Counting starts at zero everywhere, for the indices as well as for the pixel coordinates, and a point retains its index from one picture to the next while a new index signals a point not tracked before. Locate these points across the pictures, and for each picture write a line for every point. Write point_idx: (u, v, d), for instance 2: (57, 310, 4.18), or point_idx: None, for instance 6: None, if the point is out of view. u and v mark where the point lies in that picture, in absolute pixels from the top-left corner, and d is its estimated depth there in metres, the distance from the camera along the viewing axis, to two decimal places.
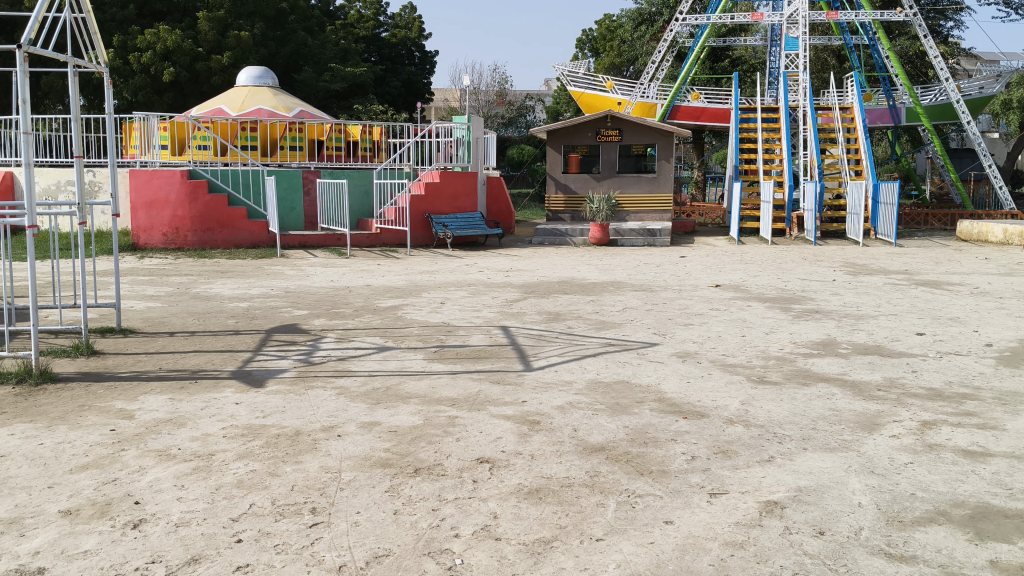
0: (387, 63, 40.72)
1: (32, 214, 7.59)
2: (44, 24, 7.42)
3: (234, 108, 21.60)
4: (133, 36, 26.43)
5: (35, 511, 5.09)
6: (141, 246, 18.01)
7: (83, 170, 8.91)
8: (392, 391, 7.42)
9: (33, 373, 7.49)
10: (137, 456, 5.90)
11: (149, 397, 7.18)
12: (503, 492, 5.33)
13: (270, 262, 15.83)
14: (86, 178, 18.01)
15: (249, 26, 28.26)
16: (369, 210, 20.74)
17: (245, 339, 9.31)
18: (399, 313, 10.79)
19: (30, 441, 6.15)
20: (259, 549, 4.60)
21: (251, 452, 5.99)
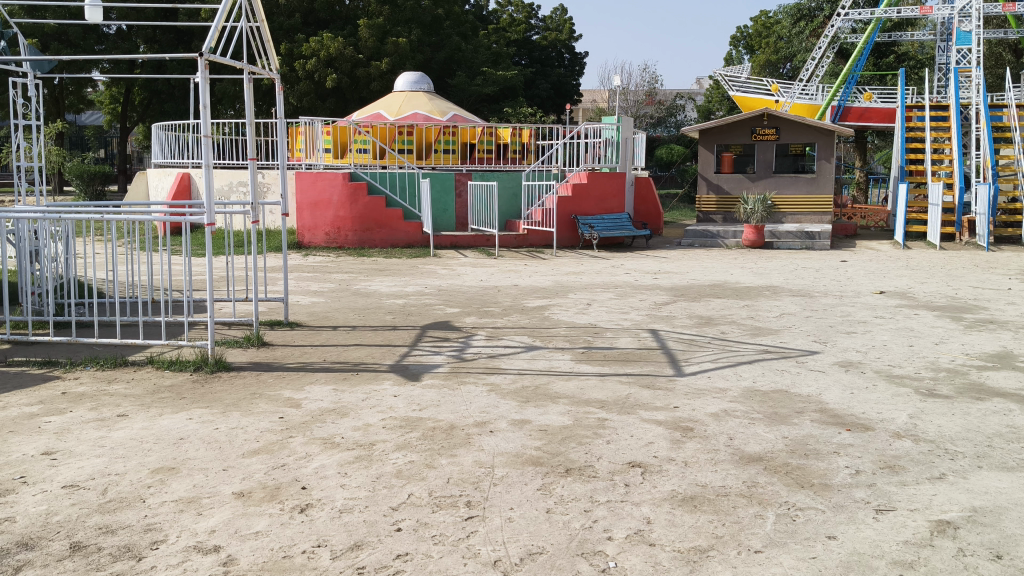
0: (537, 66, 41.17)
1: (211, 213, 8.05)
2: (223, 33, 7.82)
3: (392, 113, 22.34)
4: (298, 45, 27.79)
5: (211, 492, 5.41)
6: (306, 245, 18.84)
7: (256, 171, 9.37)
8: (543, 391, 7.45)
9: (210, 361, 7.97)
10: (304, 444, 6.17)
11: (313, 388, 7.50)
12: (656, 498, 5.25)
13: (424, 262, 16.25)
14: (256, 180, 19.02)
15: (406, 33, 29.08)
16: (518, 212, 20.96)
17: (402, 334, 9.58)
18: (548, 314, 10.84)
19: (206, 425, 6.54)
20: (418, 539, 4.72)
21: (409, 444, 6.15)
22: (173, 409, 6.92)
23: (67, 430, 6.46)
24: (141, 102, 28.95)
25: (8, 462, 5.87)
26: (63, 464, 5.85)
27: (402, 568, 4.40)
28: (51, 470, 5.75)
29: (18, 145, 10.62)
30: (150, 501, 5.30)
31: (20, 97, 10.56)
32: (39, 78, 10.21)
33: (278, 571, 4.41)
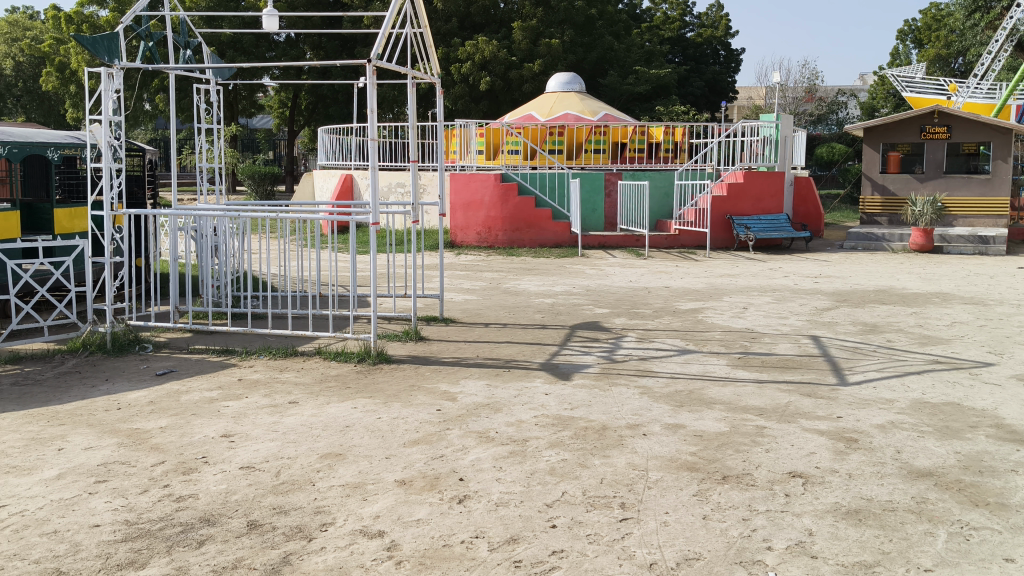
0: (691, 64, 40.65)
1: (376, 212, 8.36)
2: (390, 38, 8.12)
3: (543, 114, 22.53)
4: (455, 48, 28.45)
5: (374, 478, 5.64)
6: (457, 244, 19.28)
7: (417, 172, 9.69)
8: (697, 395, 7.36)
9: (371, 353, 8.32)
10: (461, 436, 6.34)
11: (468, 382, 7.70)
12: (819, 510, 5.09)
13: (573, 261, 16.33)
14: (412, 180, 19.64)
15: (559, 33, 29.27)
16: (668, 212, 20.72)
17: (552, 333, 9.67)
18: (700, 317, 10.68)
19: (369, 415, 6.84)
20: (573, 537, 4.77)
21: (562, 442, 6.22)
22: (339, 398, 7.27)
23: (243, 415, 6.90)
24: (306, 106, 30.37)
25: (192, 442, 6.33)
26: (240, 446, 6.26)
27: (558, 565, 4.45)
28: (229, 451, 6.16)
29: (201, 147, 11.37)
30: (318, 485, 5.58)
31: (202, 101, 11.30)
32: (220, 84, 10.89)
33: (439, 559, 4.55)
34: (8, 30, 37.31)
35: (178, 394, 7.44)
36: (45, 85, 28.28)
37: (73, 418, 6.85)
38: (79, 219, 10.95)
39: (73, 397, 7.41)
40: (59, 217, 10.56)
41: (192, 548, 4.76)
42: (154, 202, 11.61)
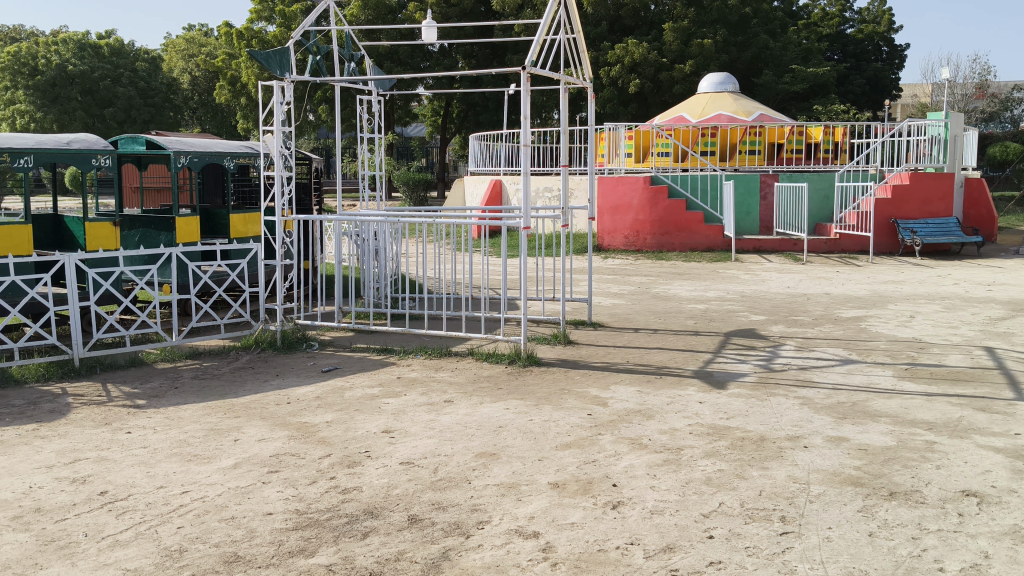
0: (850, 61, 39.17)
1: (527, 217, 8.43)
2: (544, 46, 8.22)
3: (695, 115, 22.19)
4: (605, 52, 28.42)
5: (529, 479, 5.73)
6: (605, 247, 19.30)
7: (568, 176, 9.75)
8: (860, 407, 7.08)
9: (522, 355, 8.43)
10: (613, 442, 6.34)
11: (620, 387, 7.69)
12: (996, 531, 4.80)
13: (726, 266, 16.01)
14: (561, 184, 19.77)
15: (712, 33, 28.79)
16: (828, 215, 19.96)
17: (705, 340, 9.53)
18: (862, 325, 10.26)
19: (521, 416, 6.94)
20: (731, 548, 4.68)
21: (718, 452, 6.12)
22: (492, 398, 7.41)
23: (402, 412, 7.14)
24: (458, 114, 31.01)
25: (355, 437, 6.61)
26: (400, 442, 6.49)
27: None
28: (390, 447, 6.39)
29: (363, 155, 11.87)
30: (474, 483, 5.71)
31: (365, 112, 11.80)
32: (382, 94, 11.34)
33: (595, 564, 4.57)
34: (185, 48, 39.78)
35: (341, 390, 7.79)
36: (218, 98, 29.96)
37: (246, 411, 7.29)
38: (252, 223, 11.59)
39: (246, 391, 7.88)
40: (233, 222, 11.23)
41: (358, 539, 4.98)
42: (321, 208, 12.19)
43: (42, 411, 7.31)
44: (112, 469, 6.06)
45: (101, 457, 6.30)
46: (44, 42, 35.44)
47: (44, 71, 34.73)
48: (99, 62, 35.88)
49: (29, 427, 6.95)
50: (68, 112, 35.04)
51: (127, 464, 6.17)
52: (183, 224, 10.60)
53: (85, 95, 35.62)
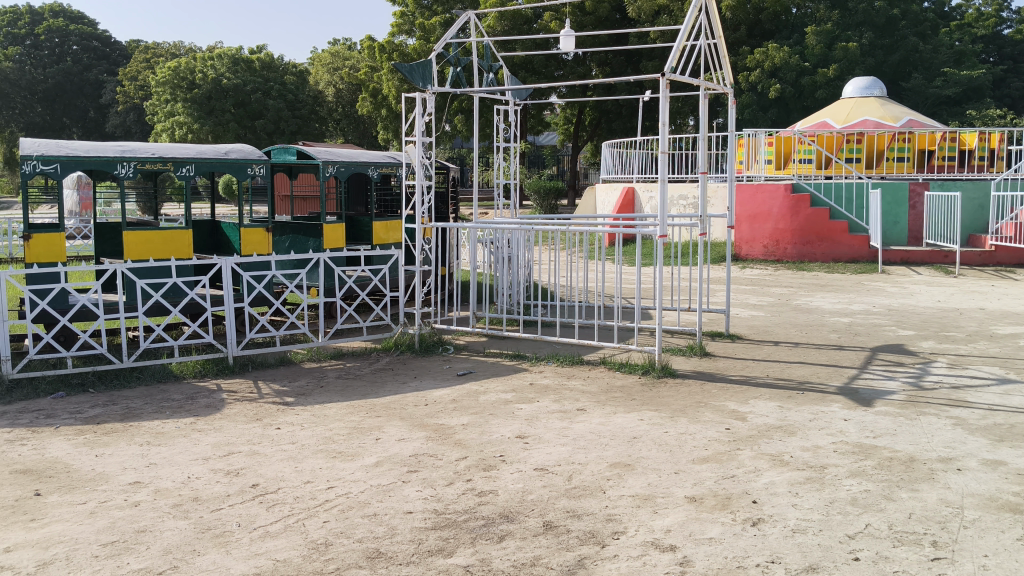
0: (1007, 63, 37.11)
1: (664, 225, 8.36)
2: (684, 52, 8.17)
3: (839, 121, 21.43)
4: (744, 57, 27.82)
5: (665, 492, 5.68)
6: (743, 256, 18.98)
7: (706, 183, 9.61)
8: (1019, 430, 6.69)
9: (657, 366, 8.37)
10: (753, 458, 6.22)
11: (759, 402, 7.52)
12: None
13: (871, 278, 15.42)
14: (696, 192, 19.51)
15: (857, 36, 27.88)
16: (983, 225, 18.90)
17: (849, 355, 9.21)
18: (1021, 342, 9.68)
19: (657, 428, 6.89)
20: (879, 573, 4.51)
21: (864, 471, 5.91)
22: (626, 409, 7.39)
23: (536, 418, 7.22)
24: (591, 121, 30.98)
25: (491, 441, 6.72)
26: (535, 448, 6.56)
27: None
28: (525, 452, 6.47)
29: (500, 165, 12.06)
30: (609, 492, 5.71)
31: (502, 122, 11.99)
32: (519, 104, 11.51)
33: None
34: (330, 61, 41.26)
35: (477, 394, 7.93)
36: (361, 110, 30.93)
37: (387, 411, 7.53)
38: (393, 230, 11.88)
39: (387, 391, 8.13)
40: (376, 229, 11.58)
41: (494, 542, 5.06)
42: (459, 217, 12.45)
43: (199, 406, 7.77)
44: (263, 463, 6.39)
45: (253, 451, 6.63)
46: (202, 58, 37.49)
47: (201, 85, 36.75)
48: (251, 76, 37.75)
49: (187, 420, 7.40)
50: (222, 124, 36.88)
51: (276, 458, 6.48)
52: (329, 231, 10.93)
53: (238, 108, 37.46)
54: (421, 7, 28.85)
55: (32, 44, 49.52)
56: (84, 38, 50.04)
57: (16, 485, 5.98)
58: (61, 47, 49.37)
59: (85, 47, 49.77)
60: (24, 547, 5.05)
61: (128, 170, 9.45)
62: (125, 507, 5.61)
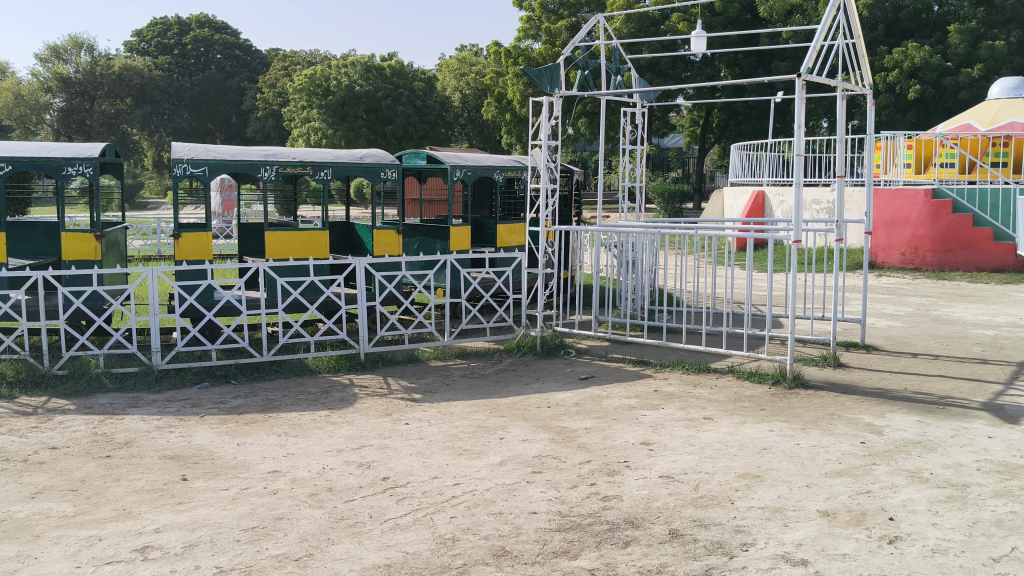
0: None
1: (797, 230, 8.13)
2: (821, 52, 7.98)
3: (985, 123, 20.35)
4: (881, 57, 26.78)
5: (796, 505, 5.54)
6: (880, 264, 18.40)
7: (842, 187, 9.30)
8: None
9: (787, 376, 8.16)
10: (889, 473, 5.99)
11: (896, 416, 7.23)
12: None
13: (1019, 289, 14.60)
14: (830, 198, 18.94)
15: (1004, 34, 26.55)
16: None
17: (995, 369, 8.73)
18: None
19: (787, 439, 6.72)
20: None
21: (1011, 492, 5.60)
22: (755, 419, 7.23)
23: (661, 425, 7.15)
24: (718, 123, 30.41)
25: (615, 446, 6.70)
26: (660, 455, 6.50)
27: None
28: (650, 459, 6.42)
29: (625, 167, 12.00)
30: (738, 503, 5.61)
31: (629, 125, 11.94)
32: (647, 107, 11.44)
33: None
34: (457, 67, 41.82)
35: (601, 399, 7.92)
36: (486, 115, 31.32)
37: (512, 412, 7.60)
38: (517, 233, 12.05)
39: (511, 392, 8.22)
40: (499, 232, 11.79)
41: (619, 547, 5.04)
42: (582, 220, 12.44)
43: (332, 400, 8.04)
44: (392, 457, 6.56)
45: (383, 445, 6.83)
46: (337, 65, 38.75)
47: (335, 91, 38.01)
48: (382, 83, 38.83)
49: (321, 413, 7.67)
50: (354, 130, 38.04)
51: (405, 453, 6.65)
52: (456, 233, 11.14)
53: (369, 113, 38.49)
54: (548, 11, 28.93)
55: (179, 53, 52.28)
56: (227, 47, 52.52)
57: (165, 469, 6.34)
58: (206, 56, 51.99)
59: (228, 56, 52.22)
60: (172, 528, 5.35)
61: (270, 174, 9.92)
62: (264, 495, 5.87)
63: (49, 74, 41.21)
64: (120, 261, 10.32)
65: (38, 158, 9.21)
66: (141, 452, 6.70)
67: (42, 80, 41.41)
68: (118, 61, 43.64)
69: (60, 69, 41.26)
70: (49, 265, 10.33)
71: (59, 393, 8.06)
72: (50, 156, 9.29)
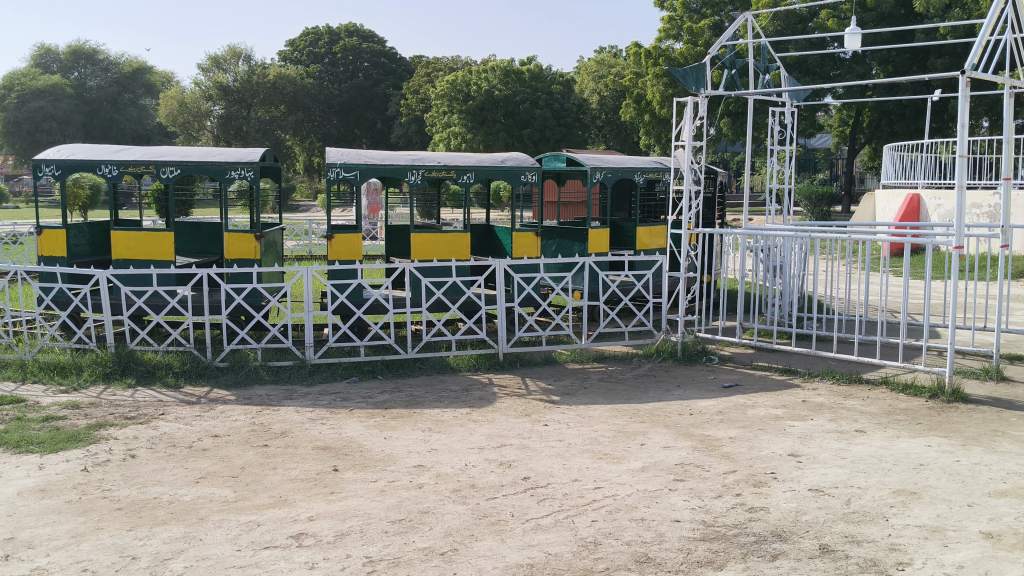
0: None
1: (959, 236, 7.69)
2: (987, 48, 7.52)
3: None
4: None
5: (956, 525, 5.25)
6: None
7: (1009, 189, 8.73)
8: None
9: (946, 391, 7.73)
10: None
11: None
12: None
13: None
14: (993, 200, 17.88)
15: None
16: None
17: None
18: None
19: (946, 456, 6.38)
20: None
21: None
22: (911, 433, 6.90)
23: (810, 437, 6.92)
24: (870, 122, 29.16)
25: (761, 456, 6.52)
26: (808, 467, 6.28)
27: None
28: (798, 471, 6.22)
29: (771, 169, 11.69)
30: (892, 521, 5.36)
31: (777, 125, 11.61)
32: (796, 106, 11.11)
33: None
34: (595, 68, 41.58)
35: (745, 408, 7.74)
36: (624, 117, 31.19)
37: (653, 417, 7.53)
38: (658, 236, 11.90)
39: (651, 398, 8.14)
40: (640, 234, 11.65)
41: (766, 560, 4.91)
42: (725, 222, 12.21)
43: (473, 398, 8.19)
44: (533, 457, 6.62)
45: (524, 445, 6.89)
46: (477, 70, 39.41)
47: (475, 96, 38.78)
48: (521, 87, 39.31)
49: (463, 411, 7.82)
50: (493, 133, 38.83)
51: (545, 454, 6.69)
52: (596, 235, 11.12)
53: (508, 118, 39.10)
54: (690, 11, 28.54)
55: (330, 61, 54.34)
56: (374, 55, 54.17)
57: (317, 460, 6.61)
58: (354, 64, 53.79)
59: (375, 63, 53.84)
60: (324, 517, 5.56)
61: (417, 177, 10.21)
62: (411, 488, 6.03)
63: (210, 83, 43.82)
64: (277, 260, 10.82)
65: (204, 162, 9.80)
66: (295, 442, 7.00)
67: (204, 89, 44.19)
68: (273, 70, 45.71)
69: (221, 78, 43.50)
70: (212, 263, 10.98)
71: (220, 383, 8.55)
72: (215, 160, 9.87)
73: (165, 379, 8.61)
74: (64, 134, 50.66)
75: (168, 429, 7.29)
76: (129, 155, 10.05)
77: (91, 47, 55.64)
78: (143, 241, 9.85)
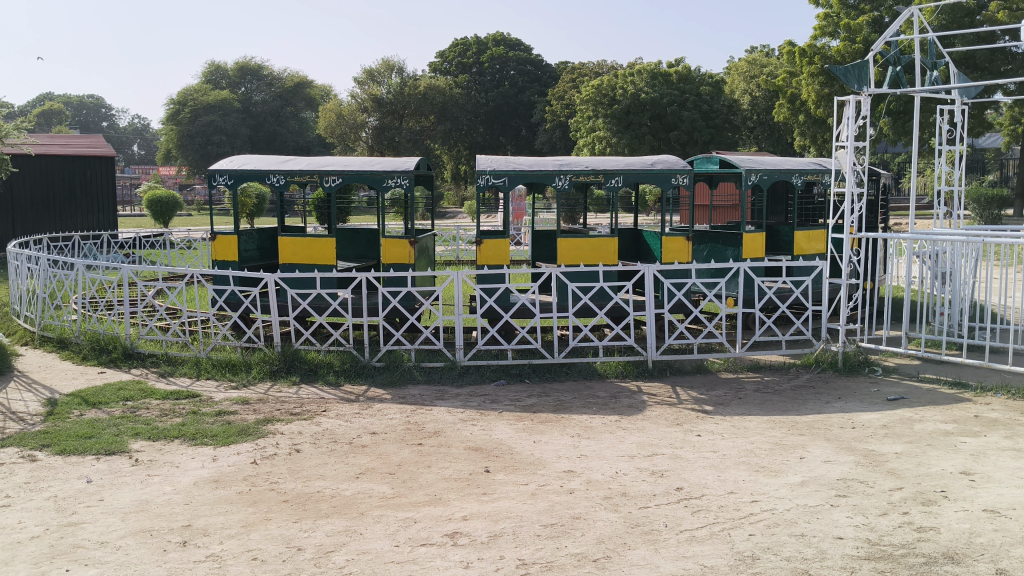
0: None
1: None
2: None
3: None
4: None
5: None
6: None
7: None
8: None
9: None
10: None
11: None
12: None
13: None
14: None
15: None
16: None
17: None
18: None
19: None
20: None
21: None
22: None
23: (983, 454, 6.52)
24: None
25: (930, 474, 6.19)
26: (983, 487, 5.91)
27: None
28: (971, 491, 5.86)
29: (939, 169, 11.09)
30: None
31: (946, 123, 10.99)
32: (967, 104, 10.49)
33: None
34: (747, 69, 40.59)
35: (911, 422, 7.37)
36: (777, 117, 30.27)
37: (812, 430, 7.27)
38: (816, 240, 11.49)
39: (809, 409, 7.88)
40: (797, 238, 11.29)
41: None
42: (887, 226, 11.68)
43: (622, 405, 8.15)
44: (686, 467, 6.52)
45: (676, 455, 6.80)
46: (623, 74, 39.27)
47: (621, 100, 38.63)
48: (668, 89, 38.75)
49: (613, 418, 7.79)
50: (638, 137, 38.49)
51: (698, 465, 6.58)
52: (749, 240, 10.85)
53: (654, 121, 38.69)
54: (848, 7, 27.42)
55: (477, 70, 55.29)
56: (521, 63, 54.81)
57: (470, 460, 6.73)
58: (501, 73, 54.64)
59: (521, 71, 54.49)
60: (478, 517, 5.66)
61: (565, 182, 10.26)
62: (562, 493, 6.06)
63: (365, 95, 45.30)
64: (431, 265, 11.15)
65: (363, 171, 10.17)
66: (449, 441, 7.17)
67: (359, 101, 45.39)
68: (423, 81, 46.81)
69: (375, 90, 45.26)
70: (370, 267, 11.40)
71: (377, 382, 8.87)
72: (374, 169, 10.22)
73: (326, 377, 9.00)
74: (232, 147, 53.62)
75: (330, 426, 7.61)
76: (295, 164, 10.56)
77: (256, 63, 58.78)
78: (306, 246, 10.32)
